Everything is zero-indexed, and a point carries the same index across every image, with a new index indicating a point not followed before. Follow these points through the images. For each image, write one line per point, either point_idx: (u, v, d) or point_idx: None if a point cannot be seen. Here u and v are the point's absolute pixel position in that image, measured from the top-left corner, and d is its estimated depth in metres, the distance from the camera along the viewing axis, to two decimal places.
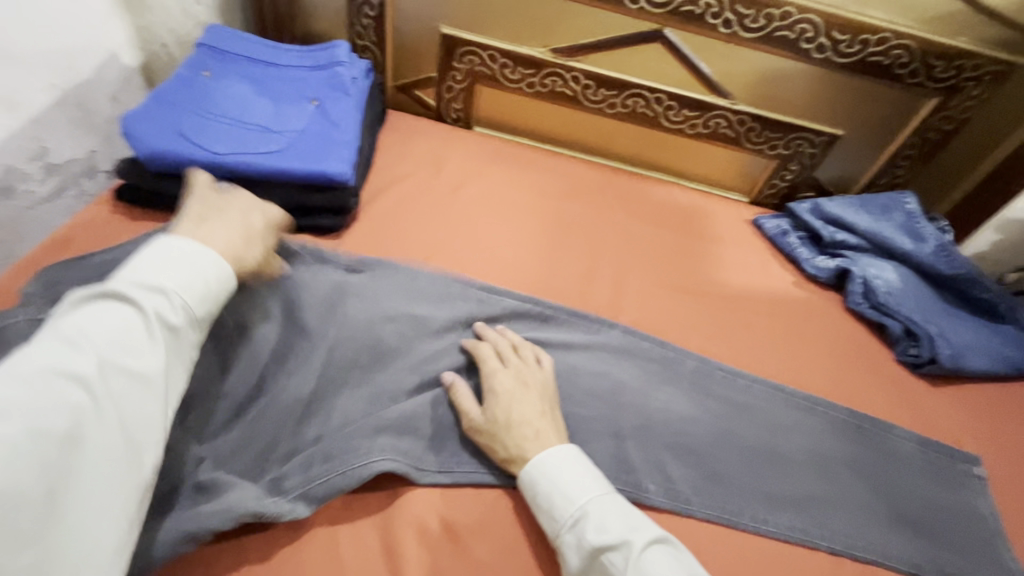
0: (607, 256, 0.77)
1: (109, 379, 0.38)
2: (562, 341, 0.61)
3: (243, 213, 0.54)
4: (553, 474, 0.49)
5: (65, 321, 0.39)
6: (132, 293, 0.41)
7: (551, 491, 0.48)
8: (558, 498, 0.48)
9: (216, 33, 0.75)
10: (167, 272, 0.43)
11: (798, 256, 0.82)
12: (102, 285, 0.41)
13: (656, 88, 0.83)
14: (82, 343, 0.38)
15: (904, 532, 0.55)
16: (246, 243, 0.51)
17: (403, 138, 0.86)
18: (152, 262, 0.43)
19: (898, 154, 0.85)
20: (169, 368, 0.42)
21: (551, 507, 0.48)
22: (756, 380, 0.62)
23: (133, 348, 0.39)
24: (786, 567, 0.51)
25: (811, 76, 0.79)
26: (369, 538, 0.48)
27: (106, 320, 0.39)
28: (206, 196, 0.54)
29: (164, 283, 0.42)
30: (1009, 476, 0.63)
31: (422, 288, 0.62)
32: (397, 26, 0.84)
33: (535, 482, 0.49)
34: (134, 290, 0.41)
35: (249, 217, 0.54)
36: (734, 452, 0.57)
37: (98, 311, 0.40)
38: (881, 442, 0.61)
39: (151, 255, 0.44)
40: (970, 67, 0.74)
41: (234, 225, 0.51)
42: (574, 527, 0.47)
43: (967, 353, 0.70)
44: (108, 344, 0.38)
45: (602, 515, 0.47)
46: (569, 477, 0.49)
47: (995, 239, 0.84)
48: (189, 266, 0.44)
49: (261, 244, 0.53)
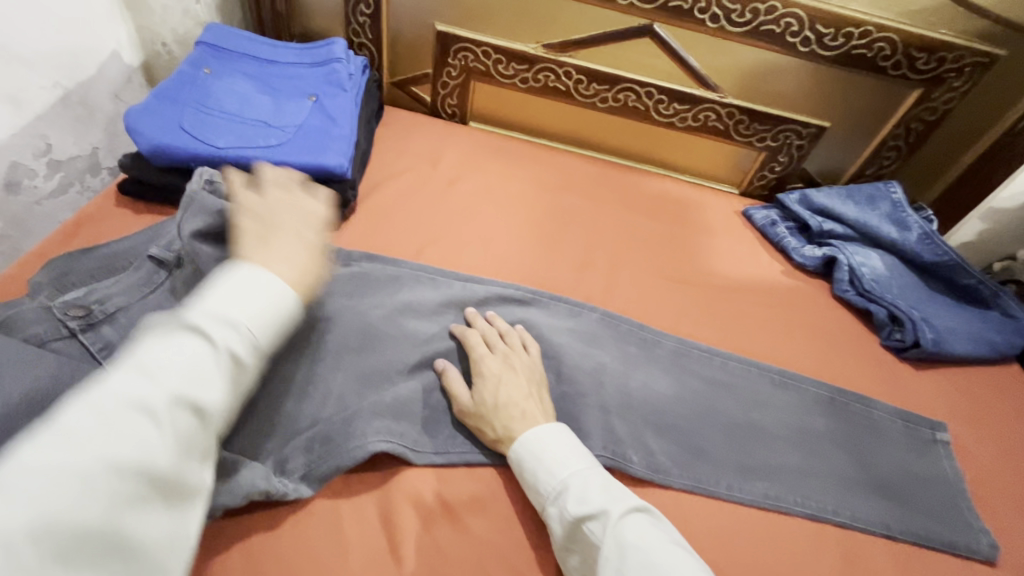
0: (598, 245, 0.79)
1: (178, 416, 0.32)
2: (546, 323, 0.64)
3: (304, 228, 0.49)
4: (536, 449, 0.51)
5: (137, 350, 0.34)
6: (206, 323, 0.36)
7: (535, 465, 0.50)
8: (542, 472, 0.50)
9: (217, 32, 0.78)
10: (241, 302, 0.38)
11: (786, 245, 0.83)
12: (177, 313, 0.36)
13: (647, 83, 0.85)
14: (151, 376, 0.32)
15: (880, 503, 0.57)
16: (315, 267, 0.45)
17: (400, 132, 0.89)
18: (222, 290, 0.38)
19: (884, 145, 0.87)
20: (235, 406, 0.37)
21: (536, 481, 0.50)
22: (731, 358, 0.66)
23: (205, 382, 0.34)
24: (768, 536, 0.53)
25: (798, 68, 0.80)
26: (368, 512, 0.49)
27: (179, 351, 0.34)
28: (267, 205, 0.50)
29: (237, 315, 0.37)
30: (992, 451, 0.65)
31: (409, 278, 0.65)
32: (392, 24, 0.87)
33: (520, 458, 0.51)
34: (208, 321, 0.36)
35: (311, 234, 0.49)
36: (712, 424, 0.60)
37: (171, 341, 0.35)
38: (853, 417, 0.64)
39: (225, 283, 0.39)
40: (952, 58, 0.76)
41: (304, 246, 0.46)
42: (557, 499, 0.48)
43: (949, 337, 0.72)
44: (179, 377, 0.33)
45: (583, 487, 0.48)
46: (551, 452, 0.50)
47: (979, 228, 0.86)
48: (260, 297, 0.39)
49: (329, 262, 0.48)
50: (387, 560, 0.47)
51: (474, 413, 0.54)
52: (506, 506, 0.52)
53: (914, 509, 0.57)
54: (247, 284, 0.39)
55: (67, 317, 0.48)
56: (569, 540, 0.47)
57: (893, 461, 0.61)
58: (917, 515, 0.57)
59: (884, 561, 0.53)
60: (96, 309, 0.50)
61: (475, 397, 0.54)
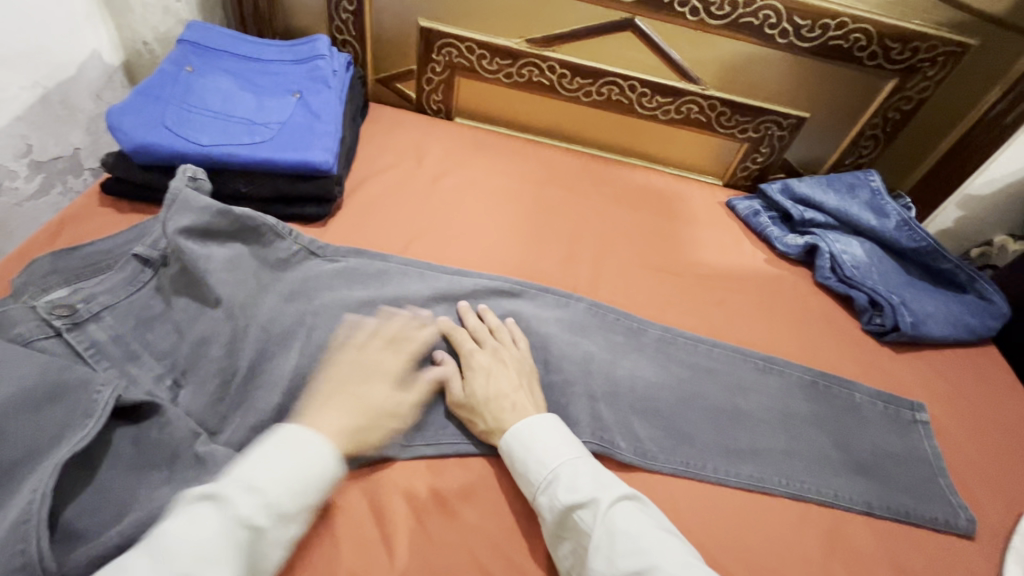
0: (584, 237, 0.80)
1: None
2: (534, 314, 0.65)
3: (373, 386, 0.52)
4: (526, 439, 0.51)
5: (163, 526, 0.36)
6: (233, 496, 0.39)
7: (525, 455, 0.51)
8: (532, 462, 0.50)
9: (198, 29, 0.78)
10: (270, 472, 0.41)
11: (769, 234, 0.85)
12: (211, 485, 0.39)
13: (629, 76, 0.86)
14: (162, 556, 0.35)
15: (861, 482, 0.58)
16: (356, 433, 0.48)
17: (385, 129, 0.89)
18: (259, 459, 0.41)
19: (862, 135, 0.88)
20: None
21: (526, 470, 0.50)
22: (717, 344, 0.67)
23: (217, 559, 0.36)
24: (753, 516, 0.54)
25: (777, 60, 0.82)
26: (359, 503, 0.50)
27: (200, 528, 0.36)
28: (351, 348, 0.54)
29: (264, 487, 0.40)
30: (968, 429, 0.67)
31: (395, 276, 0.65)
32: (375, 20, 0.87)
33: (511, 448, 0.52)
34: (236, 494, 0.39)
35: (376, 392, 0.52)
36: (698, 408, 0.61)
37: (195, 516, 0.37)
38: (834, 400, 0.65)
39: (266, 449, 0.42)
40: (925, 48, 0.78)
41: (366, 403, 0.50)
42: (547, 487, 0.49)
43: (928, 320, 0.74)
44: (190, 558, 0.35)
45: (573, 476, 0.48)
46: (542, 441, 0.51)
47: (956, 215, 0.91)
48: (293, 465, 0.42)
49: (382, 424, 0.51)
50: (378, 548, 0.47)
51: (466, 406, 0.54)
52: (496, 494, 0.52)
53: (893, 486, 0.59)
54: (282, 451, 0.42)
55: (52, 316, 0.48)
56: (559, 528, 0.47)
57: (873, 441, 0.63)
58: (896, 491, 0.58)
59: (866, 537, 0.54)
60: (81, 308, 0.49)
61: (467, 390, 0.55)
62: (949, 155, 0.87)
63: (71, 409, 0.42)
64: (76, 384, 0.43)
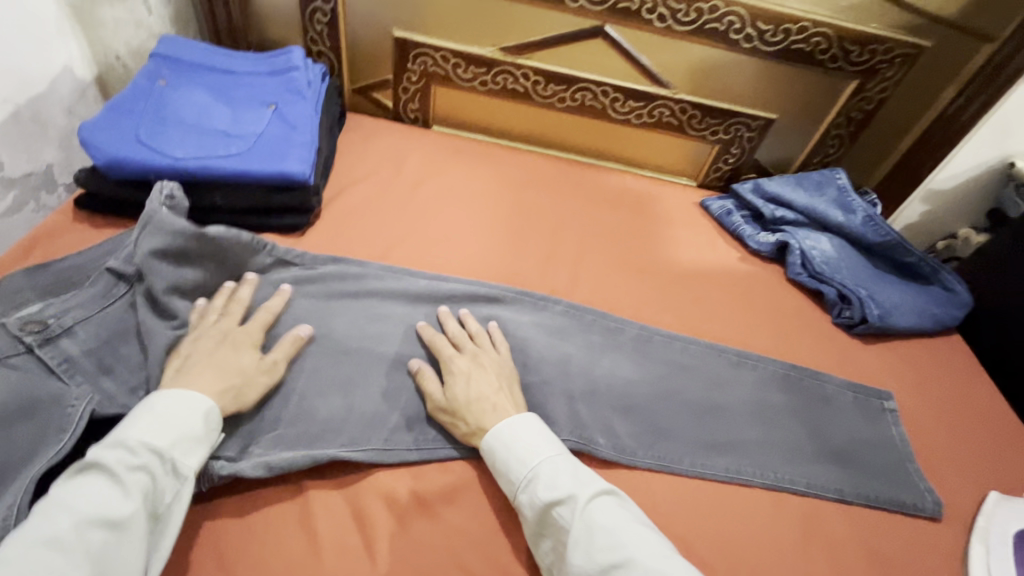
0: (562, 240, 0.81)
1: (86, 537, 0.38)
2: (513, 318, 0.66)
3: (232, 350, 0.53)
4: (506, 439, 0.52)
5: (51, 495, 0.39)
6: (109, 452, 0.41)
7: (505, 455, 0.51)
8: (512, 461, 0.51)
9: (171, 43, 0.78)
10: (144, 427, 0.44)
11: (742, 233, 0.85)
12: (86, 453, 0.42)
13: (601, 82, 0.87)
14: (58, 513, 0.38)
15: (832, 471, 0.60)
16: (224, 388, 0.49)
17: (362, 137, 0.90)
18: (130, 420, 0.44)
19: (828, 135, 0.91)
20: (151, 513, 0.41)
21: (506, 470, 0.51)
22: (692, 341, 0.68)
23: (109, 500, 0.40)
24: (729, 507, 0.55)
25: (743, 64, 0.84)
26: (341, 509, 0.50)
27: (86, 487, 0.40)
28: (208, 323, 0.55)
29: (141, 436, 0.43)
30: (935, 416, 0.69)
31: (376, 285, 0.65)
32: (350, 31, 0.88)
33: (491, 448, 0.52)
34: (112, 450, 0.42)
35: (238, 356, 0.52)
36: (674, 404, 0.62)
37: (79, 480, 0.40)
38: (806, 392, 0.67)
39: (137, 412, 0.45)
40: (883, 50, 0.81)
41: (225, 364, 0.51)
42: (526, 486, 0.49)
43: (895, 312, 0.75)
44: (84, 507, 0.39)
45: (553, 474, 0.49)
46: (521, 441, 0.51)
47: (920, 210, 0.91)
48: (170, 414, 0.45)
49: (253, 378, 0.52)
50: (361, 554, 0.48)
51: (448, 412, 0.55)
52: (478, 495, 0.53)
53: (862, 473, 0.61)
54: (150, 409, 0.45)
55: (23, 333, 0.47)
56: (538, 525, 0.48)
57: (842, 431, 0.65)
58: (866, 478, 0.60)
59: (838, 524, 0.56)
60: (53, 323, 0.49)
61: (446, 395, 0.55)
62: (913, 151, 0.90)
63: (43, 425, 0.43)
64: (49, 399, 0.45)
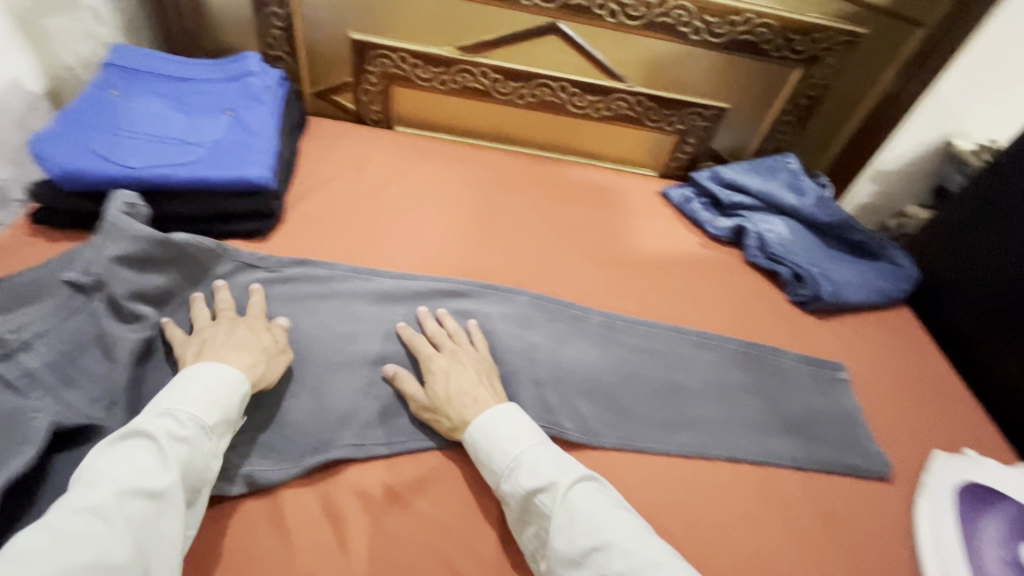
0: (527, 233, 0.83)
1: (127, 506, 0.39)
2: (480, 311, 0.68)
3: (253, 332, 0.55)
4: (489, 429, 0.53)
5: (92, 465, 0.41)
6: (149, 424, 0.43)
7: (489, 446, 0.52)
8: (496, 451, 0.52)
9: (124, 53, 0.77)
10: (183, 401, 0.46)
11: (701, 219, 0.89)
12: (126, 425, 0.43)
13: (559, 77, 0.89)
14: (99, 481, 0.40)
15: (791, 439, 0.64)
16: (253, 360, 0.53)
17: (325, 140, 0.90)
18: (168, 394, 0.46)
19: (778, 121, 0.95)
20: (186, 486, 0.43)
21: (489, 460, 0.52)
22: (655, 325, 0.72)
23: (150, 470, 0.41)
24: (692, 480, 0.58)
25: (694, 55, 0.87)
26: (314, 506, 0.51)
27: (125, 457, 0.41)
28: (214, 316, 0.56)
29: (179, 410, 0.45)
30: (885, 383, 0.73)
31: (342, 288, 0.67)
32: (307, 34, 0.88)
33: (474, 438, 0.53)
34: (151, 422, 0.44)
35: (259, 336, 0.55)
36: (639, 385, 0.65)
37: (120, 450, 0.42)
38: (765, 367, 0.71)
39: (173, 387, 0.47)
40: (824, 39, 0.85)
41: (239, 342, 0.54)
42: (509, 474, 0.51)
43: (846, 287, 0.80)
44: (126, 476, 0.40)
45: (534, 463, 0.51)
46: (504, 431, 0.53)
47: (871, 188, 1.00)
48: (205, 390, 0.47)
49: (273, 355, 0.55)
50: (335, 548, 0.48)
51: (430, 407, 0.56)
52: (450, 484, 0.54)
53: (815, 439, 0.64)
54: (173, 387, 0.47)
55: None
56: (520, 512, 0.50)
57: (796, 401, 0.68)
58: (819, 444, 0.64)
59: (795, 490, 0.59)
60: (11, 340, 0.47)
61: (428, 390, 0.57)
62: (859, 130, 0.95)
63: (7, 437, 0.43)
64: (9, 413, 0.44)
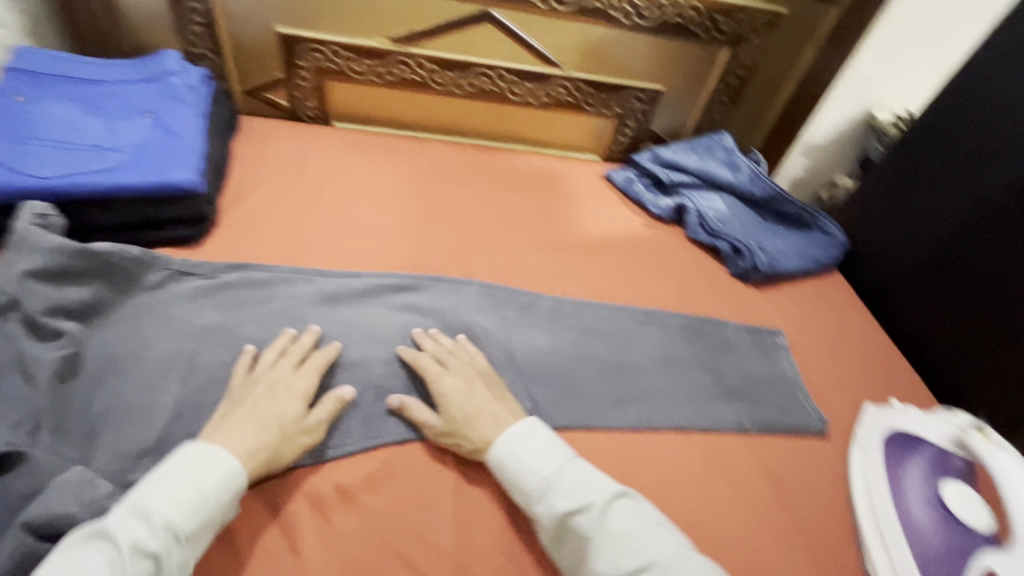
0: (474, 224, 0.82)
1: None
2: (427, 305, 0.67)
3: (277, 401, 0.52)
4: (520, 454, 0.53)
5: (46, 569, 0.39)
6: (119, 525, 0.41)
7: (517, 471, 0.52)
8: (526, 476, 0.52)
9: (27, 56, 0.72)
10: (163, 495, 0.44)
11: (643, 200, 0.92)
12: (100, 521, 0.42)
13: (495, 66, 0.89)
14: None
15: (734, 404, 0.66)
16: (272, 437, 0.50)
17: (258, 141, 0.87)
18: (154, 483, 0.44)
19: (712, 100, 0.98)
20: None
21: (521, 486, 0.52)
22: (603, 305, 0.73)
23: None
24: (643, 453, 0.59)
25: (627, 39, 0.88)
26: (264, 517, 0.49)
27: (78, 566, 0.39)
28: (236, 381, 0.54)
29: (151, 508, 0.43)
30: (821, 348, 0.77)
31: (281, 292, 0.64)
32: (231, 30, 0.84)
33: (500, 465, 0.53)
34: (122, 521, 0.42)
35: (282, 406, 0.52)
36: (589, 365, 0.66)
37: (78, 556, 0.40)
38: (708, 337, 0.73)
39: (164, 474, 0.45)
40: (747, 19, 0.88)
41: (259, 423, 0.50)
42: (543, 500, 0.50)
43: (780, 258, 0.84)
44: None
45: (572, 484, 0.51)
46: (536, 449, 0.53)
47: (803, 162, 1.03)
48: (189, 483, 0.45)
49: (301, 425, 0.52)
50: (287, 556, 0.47)
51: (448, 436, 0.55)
52: (405, 480, 0.54)
53: (758, 403, 0.67)
54: (190, 457, 0.46)
55: None
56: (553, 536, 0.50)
57: (739, 368, 0.71)
58: (761, 408, 0.67)
59: (740, 453, 0.62)
60: None
61: (453, 418, 0.55)
62: (790, 108, 0.97)
63: None
64: None
